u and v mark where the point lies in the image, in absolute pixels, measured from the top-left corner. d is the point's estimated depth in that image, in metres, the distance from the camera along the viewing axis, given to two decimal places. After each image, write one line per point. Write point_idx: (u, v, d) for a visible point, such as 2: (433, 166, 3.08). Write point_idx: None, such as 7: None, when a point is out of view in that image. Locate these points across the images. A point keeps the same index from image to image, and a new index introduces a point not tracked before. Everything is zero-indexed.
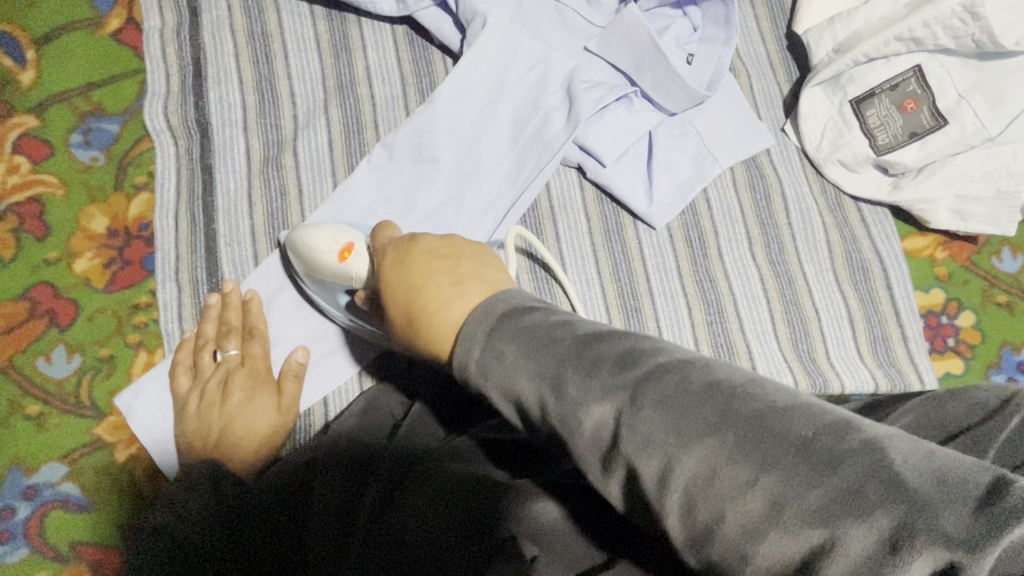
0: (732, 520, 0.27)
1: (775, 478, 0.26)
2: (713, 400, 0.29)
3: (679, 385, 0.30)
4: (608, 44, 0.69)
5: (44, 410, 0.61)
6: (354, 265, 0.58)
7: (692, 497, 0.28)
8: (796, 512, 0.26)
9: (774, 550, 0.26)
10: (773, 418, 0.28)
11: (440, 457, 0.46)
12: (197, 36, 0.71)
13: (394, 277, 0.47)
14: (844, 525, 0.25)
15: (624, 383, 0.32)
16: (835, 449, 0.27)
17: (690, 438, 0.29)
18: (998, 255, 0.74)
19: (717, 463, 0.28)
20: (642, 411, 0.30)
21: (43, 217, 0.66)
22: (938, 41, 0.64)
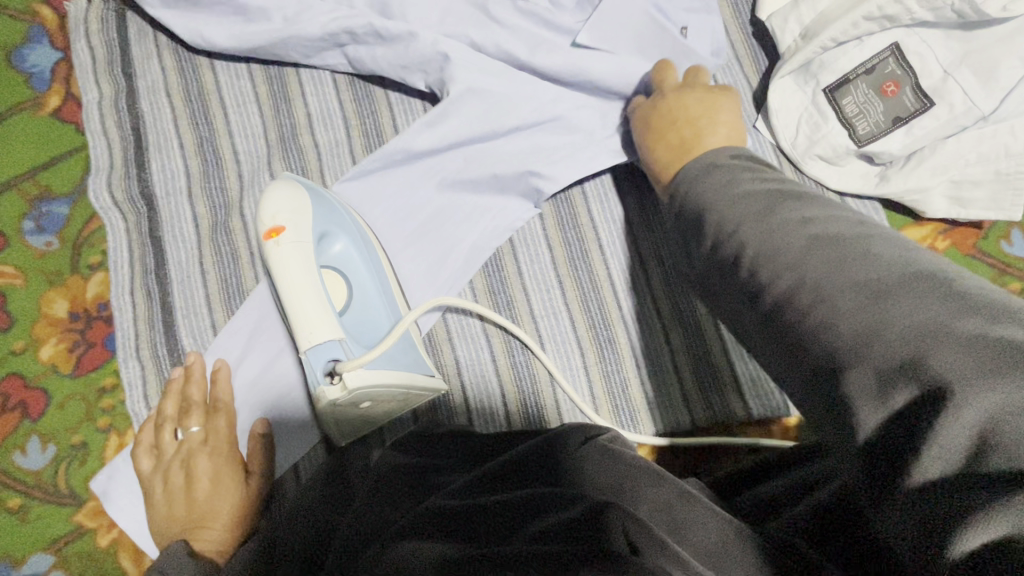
0: (889, 358, 0.27)
1: (963, 337, 0.25)
2: (917, 267, 0.29)
3: (870, 238, 0.32)
4: (556, 63, 0.64)
5: (25, 503, 0.62)
6: (270, 252, 0.54)
7: (852, 335, 0.28)
8: (907, 325, 0.27)
9: (927, 403, 0.25)
10: (986, 300, 0.27)
11: (390, 538, 0.44)
12: (135, 104, 0.70)
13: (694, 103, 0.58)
14: (1021, 382, 0.23)
15: (820, 243, 0.33)
16: (969, 296, 0.27)
17: (820, 256, 0.32)
18: (1007, 238, 0.68)
19: (838, 277, 0.30)
20: (823, 252, 0.32)
21: (5, 308, 0.66)
22: (913, 15, 0.58)
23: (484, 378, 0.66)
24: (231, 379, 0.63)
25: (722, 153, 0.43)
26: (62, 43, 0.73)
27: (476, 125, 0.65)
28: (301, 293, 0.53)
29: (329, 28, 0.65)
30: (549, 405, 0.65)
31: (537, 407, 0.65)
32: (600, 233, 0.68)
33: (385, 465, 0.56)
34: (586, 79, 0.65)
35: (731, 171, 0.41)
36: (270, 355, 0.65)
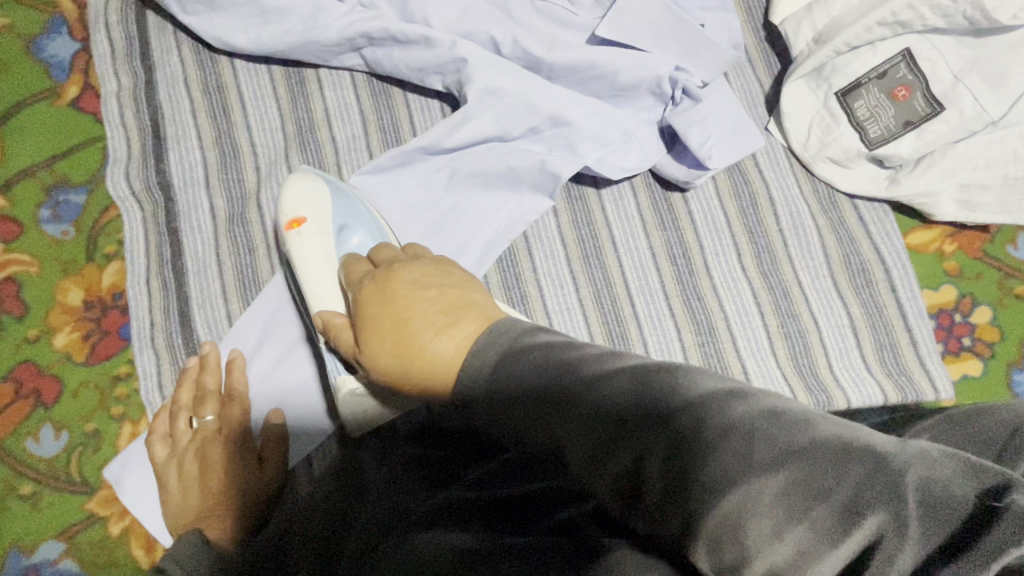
0: (790, 544, 0.25)
1: (827, 483, 0.26)
2: (716, 412, 0.29)
3: (650, 384, 0.31)
4: (574, 63, 0.65)
5: (37, 489, 0.62)
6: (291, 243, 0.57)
7: (747, 527, 0.26)
8: (846, 537, 0.25)
9: (836, 554, 0.25)
10: (787, 414, 0.28)
11: (410, 526, 0.45)
12: (154, 96, 0.70)
13: (378, 305, 0.43)
14: (907, 513, 0.25)
15: (626, 424, 0.30)
16: (875, 475, 0.26)
17: (717, 463, 0.27)
18: (1013, 243, 0.69)
19: (750, 489, 0.26)
20: (647, 426, 0.29)
21: (20, 296, 0.66)
22: (925, 21, 0.59)
23: None
24: (246, 369, 0.64)
25: (518, 323, 0.36)
26: (81, 33, 0.73)
27: (494, 121, 0.65)
28: (318, 277, 0.55)
29: (350, 24, 0.66)
30: None
31: None
32: (614, 229, 0.68)
33: (401, 454, 0.56)
34: (603, 78, 0.66)
35: (533, 355, 0.34)
36: (285, 347, 0.65)
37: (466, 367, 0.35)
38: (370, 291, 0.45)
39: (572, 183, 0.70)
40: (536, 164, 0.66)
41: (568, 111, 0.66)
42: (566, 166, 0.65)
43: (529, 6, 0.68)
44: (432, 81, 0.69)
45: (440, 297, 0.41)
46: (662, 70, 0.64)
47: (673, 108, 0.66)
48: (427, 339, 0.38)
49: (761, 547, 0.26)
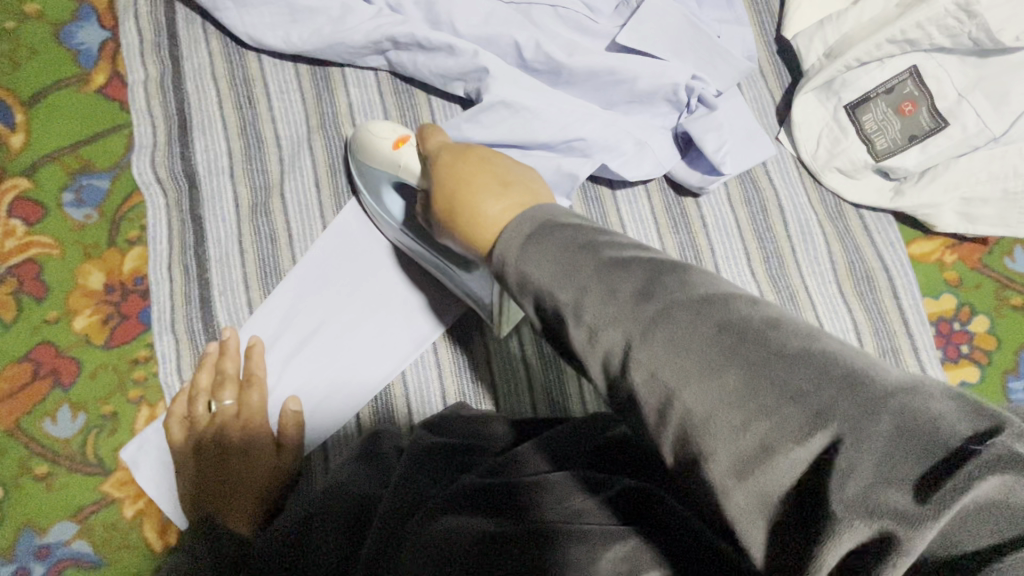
0: (754, 437, 0.25)
1: (801, 385, 0.25)
2: (720, 310, 0.29)
3: (662, 281, 0.31)
4: (595, 69, 0.67)
5: (52, 470, 0.62)
6: (405, 155, 0.60)
7: (712, 419, 0.26)
8: (805, 429, 0.24)
9: (796, 445, 0.24)
10: (790, 325, 0.28)
11: (433, 511, 0.45)
12: (181, 87, 0.71)
13: (450, 169, 0.50)
14: (886, 415, 0.23)
15: (630, 305, 0.31)
16: (858, 379, 0.25)
17: (695, 351, 0.28)
18: (1010, 255, 0.72)
19: (719, 379, 0.27)
20: (648, 321, 0.30)
21: (41, 278, 0.67)
22: (932, 41, 0.62)
23: (511, 368, 0.69)
24: (264, 355, 0.65)
25: (555, 211, 0.38)
26: (110, 22, 0.74)
27: (515, 121, 0.67)
28: None
29: (378, 26, 0.68)
30: (574, 396, 0.69)
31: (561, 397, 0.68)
32: (629, 231, 0.70)
33: (421, 442, 0.57)
34: (622, 84, 0.67)
35: (568, 233, 0.36)
36: (306, 334, 0.66)
37: (504, 232, 0.38)
38: (446, 159, 0.51)
39: (589, 183, 0.71)
40: (556, 165, 0.68)
41: (588, 116, 0.68)
42: (583, 165, 0.67)
43: (552, 13, 0.70)
44: (455, 87, 0.70)
45: (501, 175, 0.47)
46: (680, 78, 0.66)
47: (688, 115, 0.68)
48: (481, 203, 0.44)
49: (723, 440, 0.26)
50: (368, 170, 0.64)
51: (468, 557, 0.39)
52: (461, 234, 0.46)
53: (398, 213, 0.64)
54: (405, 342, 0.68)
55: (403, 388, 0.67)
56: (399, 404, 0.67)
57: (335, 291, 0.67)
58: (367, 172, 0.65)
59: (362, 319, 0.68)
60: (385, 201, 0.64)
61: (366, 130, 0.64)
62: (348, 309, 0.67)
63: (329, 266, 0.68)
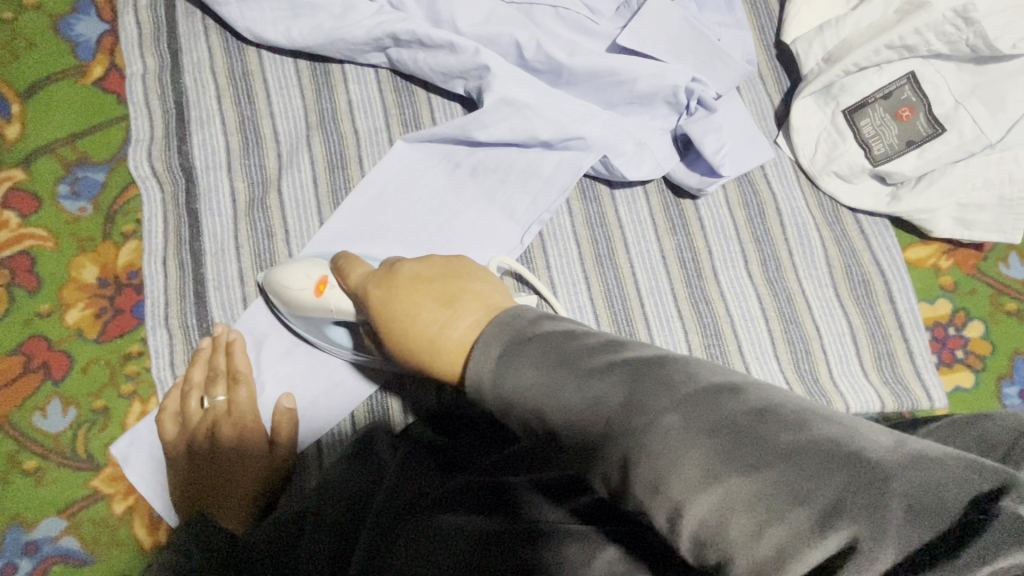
0: (771, 543, 0.24)
1: (808, 486, 0.25)
2: (707, 410, 0.28)
3: (643, 381, 0.30)
4: (595, 69, 0.67)
5: (41, 464, 0.61)
6: (333, 298, 0.58)
7: (725, 523, 0.25)
8: (820, 531, 0.24)
9: (814, 550, 0.24)
10: (778, 414, 0.27)
11: (427, 509, 0.45)
12: (179, 80, 0.71)
13: (391, 299, 0.45)
14: (896, 503, 0.24)
15: (618, 415, 0.30)
16: (865, 470, 0.25)
17: (691, 455, 0.27)
18: (1005, 261, 0.72)
19: (724, 484, 0.26)
20: (637, 424, 0.29)
21: (33, 270, 0.66)
22: (930, 47, 0.62)
23: None
24: (247, 353, 0.63)
25: (525, 313, 0.37)
26: (109, 15, 0.74)
27: (514, 119, 0.67)
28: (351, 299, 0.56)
29: (378, 24, 0.68)
30: None
31: None
32: (626, 231, 0.70)
33: (418, 440, 0.57)
34: (622, 85, 0.68)
35: (543, 342, 0.34)
36: (299, 331, 0.66)
37: (472, 365, 0.36)
38: (378, 296, 0.47)
39: (587, 180, 0.72)
40: (556, 163, 0.68)
41: (587, 117, 0.68)
42: (584, 158, 0.68)
43: (553, 13, 0.70)
44: (454, 85, 0.70)
45: (440, 290, 0.43)
46: (680, 80, 0.66)
47: (687, 117, 0.68)
48: (436, 331, 0.40)
49: (740, 548, 0.25)
50: (302, 318, 0.61)
51: (461, 556, 0.38)
52: (424, 363, 0.42)
53: (347, 343, 0.62)
54: None
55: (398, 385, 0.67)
56: (394, 402, 0.66)
57: None
58: (302, 318, 0.62)
59: None
60: (329, 334, 0.62)
61: (279, 284, 0.60)
62: None
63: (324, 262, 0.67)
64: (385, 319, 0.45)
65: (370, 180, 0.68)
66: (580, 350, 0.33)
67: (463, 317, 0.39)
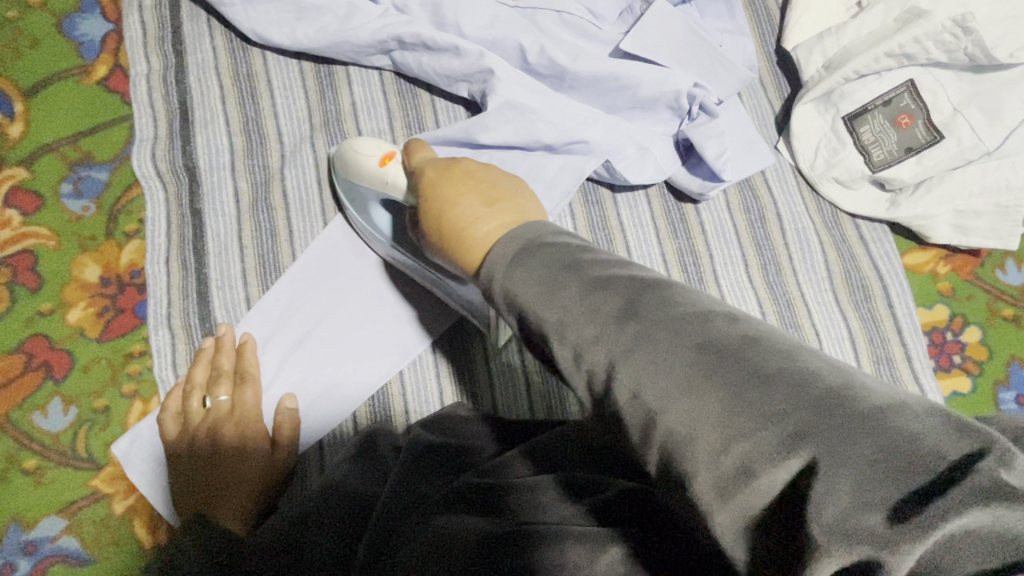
0: (733, 457, 0.24)
1: (778, 405, 0.24)
2: (700, 329, 0.28)
3: (643, 300, 0.30)
4: (599, 74, 0.67)
5: (41, 464, 0.61)
6: (392, 172, 0.58)
7: (694, 435, 0.25)
8: (778, 449, 0.23)
9: (771, 468, 0.23)
10: (769, 342, 0.27)
11: (430, 511, 0.45)
12: (183, 80, 0.71)
13: (437, 188, 0.48)
14: (867, 431, 0.22)
15: (610, 327, 0.30)
16: (840, 397, 0.23)
17: (673, 368, 0.27)
18: (1001, 267, 0.73)
19: (696, 398, 0.26)
20: (622, 337, 0.29)
21: (35, 269, 0.66)
22: (929, 55, 0.63)
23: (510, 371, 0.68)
24: (258, 353, 0.64)
25: (545, 229, 0.37)
26: (114, 15, 0.74)
27: (519, 123, 0.67)
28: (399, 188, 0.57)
29: (383, 27, 0.68)
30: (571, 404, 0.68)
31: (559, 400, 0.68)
32: (628, 235, 0.70)
33: (419, 443, 0.56)
34: (625, 89, 0.68)
35: (554, 251, 0.35)
36: (302, 331, 0.66)
37: (493, 250, 0.38)
38: (432, 175, 0.49)
39: (589, 184, 0.72)
40: (557, 168, 0.68)
41: (590, 121, 0.69)
42: (587, 163, 0.68)
43: (557, 18, 0.70)
44: (459, 87, 0.71)
45: (487, 191, 0.45)
46: (682, 85, 0.67)
47: (689, 121, 0.69)
48: (470, 220, 0.43)
49: (703, 463, 0.24)
50: (359, 189, 0.63)
51: (464, 557, 0.39)
52: (450, 249, 0.45)
53: (387, 229, 0.63)
54: (402, 340, 0.68)
55: (400, 387, 0.67)
56: (396, 404, 0.66)
57: (335, 287, 0.67)
58: (356, 190, 0.63)
59: (359, 317, 0.67)
60: (372, 214, 0.63)
61: (350, 146, 0.62)
62: (346, 306, 0.67)
63: (328, 264, 0.67)
64: (429, 206, 0.48)
65: None
66: (593, 263, 0.34)
67: (501, 218, 0.42)
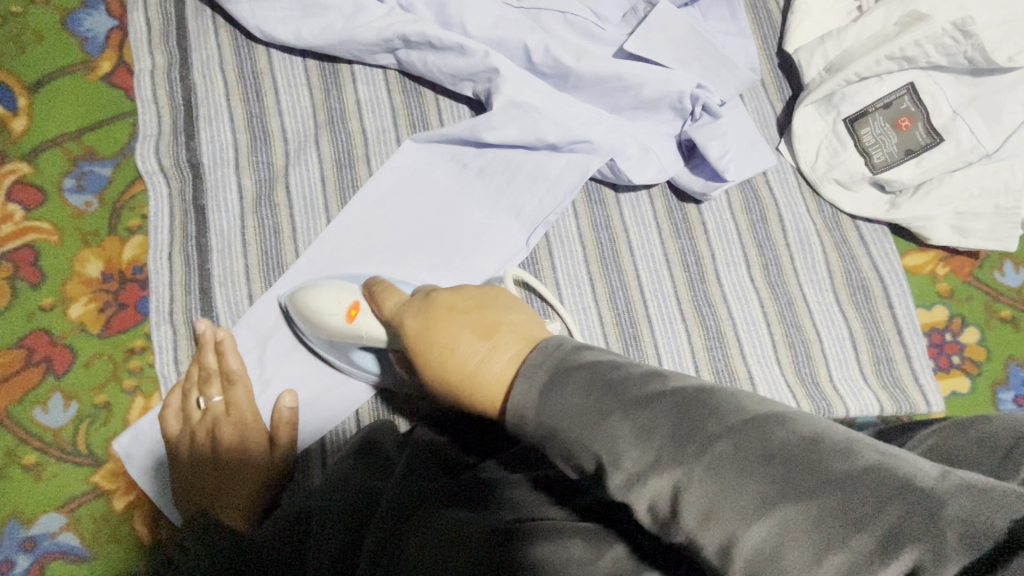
0: (832, 570, 0.25)
1: (861, 512, 0.26)
2: (760, 439, 0.29)
3: (689, 412, 0.31)
4: (603, 75, 0.68)
5: (41, 459, 0.61)
6: (365, 324, 0.58)
7: (781, 556, 0.26)
8: (873, 552, 0.25)
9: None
10: (828, 445, 0.28)
11: (434, 507, 0.45)
12: (188, 77, 0.71)
13: (429, 336, 0.44)
14: (949, 523, 0.25)
15: (669, 445, 0.30)
16: (923, 495, 0.26)
17: (742, 489, 0.28)
18: (1000, 269, 0.74)
19: (777, 514, 0.27)
20: (690, 454, 0.29)
21: (37, 264, 0.66)
22: (930, 59, 0.64)
23: None
24: (237, 350, 0.62)
25: (564, 344, 0.37)
26: (118, 12, 0.74)
27: (523, 122, 0.67)
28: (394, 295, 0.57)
29: (389, 26, 0.68)
30: None
31: None
32: (631, 234, 0.71)
33: (422, 440, 0.56)
34: (628, 90, 0.69)
35: (586, 371, 0.34)
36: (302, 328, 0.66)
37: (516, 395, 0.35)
38: (415, 326, 0.46)
39: (592, 184, 0.72)
40: (561, 167, 0.69)
41: (594, 121, 0.69)
42: (591, 161, 0.68)
43: (561, 19, 0.71)
44: (463, 86, 0.71)
45: (477, 323, 0.42)
46: (685, 86, 0.68)
47: (692, 122, 0.69)
48: (475, 365, 0.40)
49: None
50: (331, 342, 0.62)
51: (469, 551, 0.39)
52: (463, 397, 0.41)
53: (374, 366, 0.63)
54: None
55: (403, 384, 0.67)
56: (399, 401, 0.66)
57: None
58: (330, 344, 0.62)
59: None
60: (355, 359, 0.62)
61: (307, 302, 0.61)
62: None
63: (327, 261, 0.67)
64: (427, 359, 0.44)
65: (377, 179, 0.69)
66: (635, 377, 0.33)
67: (505, 356, 0.39)
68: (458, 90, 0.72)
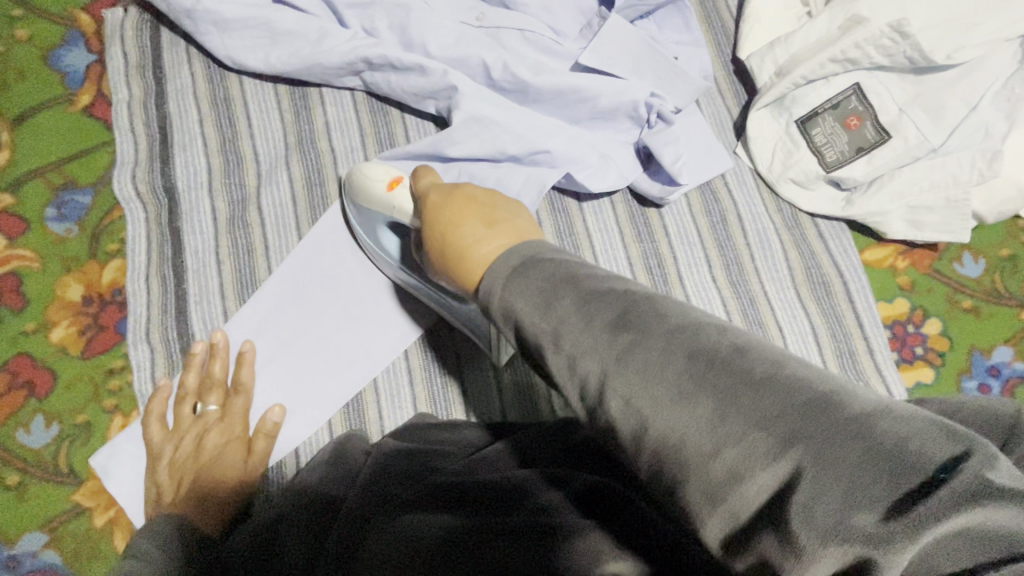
0: (725, 463, 0.27)
1: (768, 414, 0.26)
2: (691, 340, 0.30)
3: (636, 310, 0.32)
4: (560, 87, 0.70)
5: (24, 479, 0.63)
6: (400, 196, 0.61)
7: (683, 446, 0.28)
8: (767, 453, 0.26)
9: (766, 475, 0.26)
10: (757, 354, 0.29)
11: (392, 510, 0.46)
12: (164, 106, 0.74)
13: (440, 213, 0.50)
14: (853, 437, 0.25)
15: (606, 336, 0.32)
16: (834, 409, 0.26)
17: (664, 380, 0.29)
18: (959, 260, 0.75)
19: (687, 407, 0.28)
20: (624, 343, 0.31)
21: (19, 291, 0.68)
22: (872, 59, 0.66)
23: (483, 377, 0.70)
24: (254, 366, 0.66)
25: (546, 247, 0.39)
26: (97, 46, 0.78)
27: (484, 135, 0.70)
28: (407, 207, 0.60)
29: (353, 49, 0.71)
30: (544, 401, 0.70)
31: (531, 402, 0.69)
32: (594, 240, 0.73)
33: (388, 448, 0.58)
34: (585, 101, 0.71)
35: (550, 267, 0.37)
36: (280, 342, 0.68)
37: (489, 273, 0.39)
38: (436, 199, 0.52)
39: (555, 193, 0.74)
40: (522, 179, 0.71)
41: (553, 132, 0.71)
42: (549, 173, 0.70)
43: (519, 36, 0.74)
44: (426, 104, 0.74)
45: (487, 214, 0.47)
46: (639, 95, 0.70)
47: (648, 130, 0.72)
48: (471, 242, 0.45)
49: (697, 471, 0.27)
50: (366, 212, 0.66)
51: (422, 549, 0.39)
52: (453, 270, 0.47)
53: (394, 252, 0.66)
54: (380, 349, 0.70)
55: (374, 394, 0.68)
56: (370, 411, 0.68)
57: (308, 300, 0.69)
58: (365, 215, 0.67)
59: (337, 326, 0.69)
60: (380, 237, 0.66)
61: (360, 171, 0.66)
62: (322, 316, 0.69)
63: (301, 278, 0.69)
64: (434, 230, 0.50)
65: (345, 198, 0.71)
66: (593, 281, 0.35)
67: (501, 238, 0.44)
68: (422, 107, 0.74)
